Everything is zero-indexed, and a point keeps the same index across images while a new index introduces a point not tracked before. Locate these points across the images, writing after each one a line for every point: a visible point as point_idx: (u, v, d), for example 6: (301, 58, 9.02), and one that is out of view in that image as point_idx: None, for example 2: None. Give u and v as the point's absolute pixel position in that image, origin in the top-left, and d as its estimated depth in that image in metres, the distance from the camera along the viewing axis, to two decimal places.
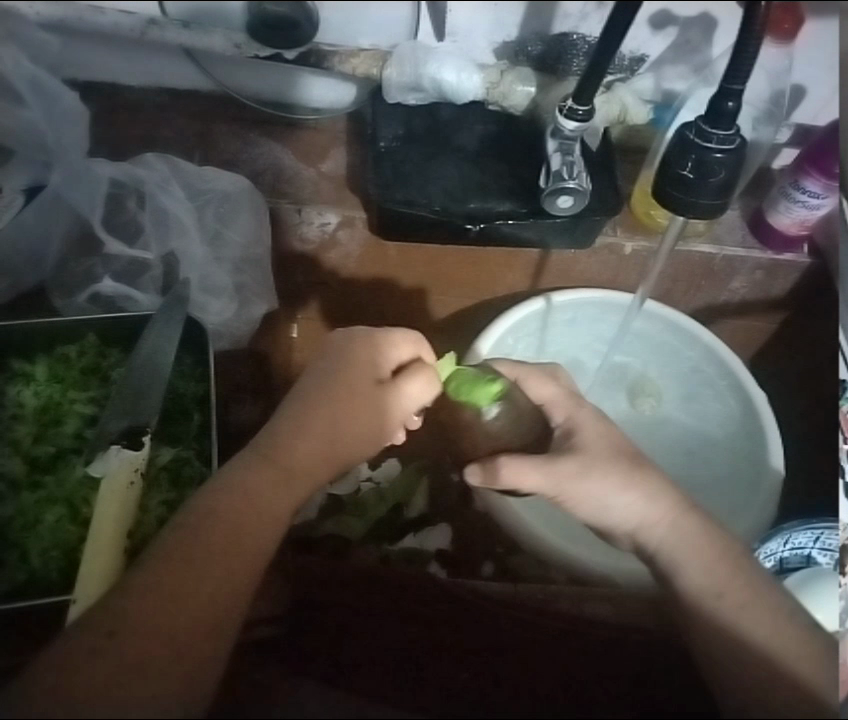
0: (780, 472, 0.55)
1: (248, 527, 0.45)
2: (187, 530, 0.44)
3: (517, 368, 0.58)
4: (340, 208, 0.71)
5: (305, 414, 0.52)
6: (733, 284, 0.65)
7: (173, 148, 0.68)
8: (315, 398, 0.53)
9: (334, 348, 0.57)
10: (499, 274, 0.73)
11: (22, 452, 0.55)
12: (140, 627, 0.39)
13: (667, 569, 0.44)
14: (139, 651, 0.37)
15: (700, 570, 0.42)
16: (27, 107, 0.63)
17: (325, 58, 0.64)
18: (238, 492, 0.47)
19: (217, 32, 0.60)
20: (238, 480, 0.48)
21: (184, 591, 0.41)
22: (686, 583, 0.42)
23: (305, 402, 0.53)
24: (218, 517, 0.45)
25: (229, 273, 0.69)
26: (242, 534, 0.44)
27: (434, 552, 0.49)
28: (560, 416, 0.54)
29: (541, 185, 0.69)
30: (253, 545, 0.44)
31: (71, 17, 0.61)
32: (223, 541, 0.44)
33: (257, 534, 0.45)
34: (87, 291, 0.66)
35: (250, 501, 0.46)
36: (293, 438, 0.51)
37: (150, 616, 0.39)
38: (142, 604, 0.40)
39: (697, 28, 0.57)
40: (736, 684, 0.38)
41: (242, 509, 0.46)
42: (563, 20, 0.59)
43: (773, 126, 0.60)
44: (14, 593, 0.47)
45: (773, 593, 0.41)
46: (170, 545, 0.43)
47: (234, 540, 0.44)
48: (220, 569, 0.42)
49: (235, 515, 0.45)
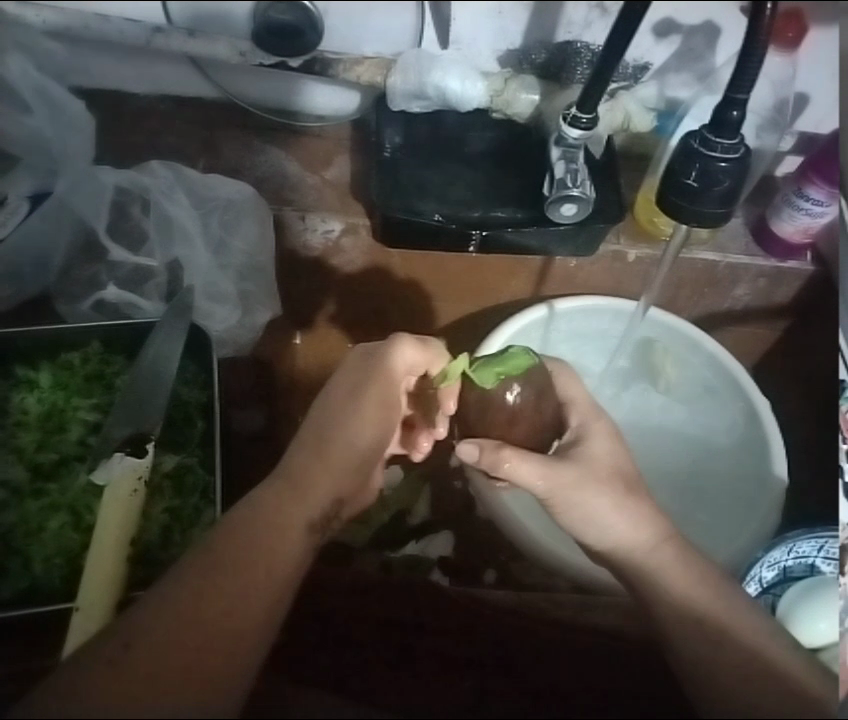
0: (785, 480, 0.56)
1: (264, 546, 0.45)
2: (203, 554, 0.45)
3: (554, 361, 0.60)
4: (343, 215, 0.69)
5: (326, 434, 0.53)
6: (736, 292, 0.64)
7: (178, 155, 0.67)
8: (330, 422, 0.54)
9: (354, 365, 0.58)
10: (503, 279, 0.72)
11: (25, 459, 0.56)
12: (152, 652, 0.39)
13: (666, 586, 0.45)
14: (152, 678, 0.38)
15: (703, 599, 0.44)
16: (32, 115, 0.64)
17: (329, 65, 0.64)
18: (253, 511, 0.48)
19: (222, 39, 0.60)
20: (254, 502, 0.48)
21: (198, 617, 0.41)
22: (689, 596, 0.44)
23: (323, 423, 0.54)
24: (234, 544, 0.46)
25: (232, 281, 0.70)
26: (259, 556, 0.44)
27: (436, 561, 0.48)
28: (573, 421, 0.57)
29: (545, 192, 0.67)
30: (268, 562, 0.44)
31: (77, 25, 0.60)
32: (239, 565, 0.44)
33: (275, 551, 0.45)
34: (91, 297, 0.67)
35: (266, 521, 0.47)
36: (312, 461, 0.51)
37: (164, 643, 0.39)
38: (156, 628, 0.40)
39: (701, 35, 0.57)
40: (724, 689, 0.37)
41: (258, 530, 0.46)
42: (567, 29, 0.61)
43: (777, 133, 0.62)
44: (19, 599, 0.48)
45: (754, 616, 0.43)
46: (186, 574, 0.44)
47: (249, 557, 0.44)
48: (237, 594, 0.42)
49: (249, 532, 0.46)
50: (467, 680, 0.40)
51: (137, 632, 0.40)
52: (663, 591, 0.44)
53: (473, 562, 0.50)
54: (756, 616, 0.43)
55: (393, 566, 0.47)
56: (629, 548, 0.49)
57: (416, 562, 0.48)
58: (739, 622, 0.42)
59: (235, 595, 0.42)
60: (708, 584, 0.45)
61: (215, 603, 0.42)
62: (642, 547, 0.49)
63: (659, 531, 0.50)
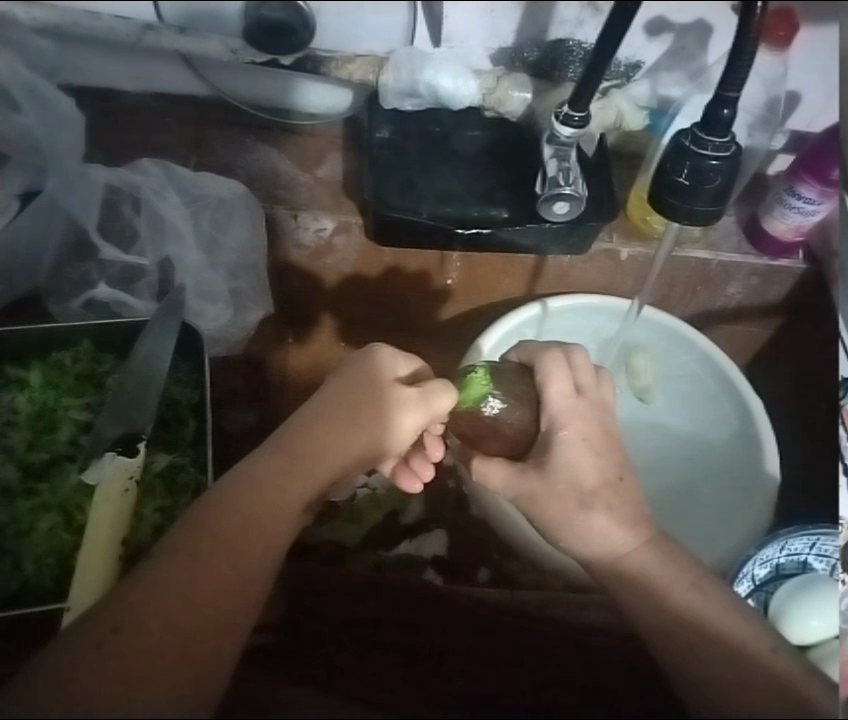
0: (778, 476, 0.55)
1: (256, 524, 0.46)
2: (190, 529, 0.46)
3: (538, 350, 0.59)
4: (337, 212, 0.70)
5: (339, 417, 0.53)
6: (729, 290, 0.67)
7: (170, 153, 0.67)
8: (331, 406, 0.53)
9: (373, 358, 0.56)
10: (496, 279, 0.73)
11: (16, 459, 0.54)
12: (139, 631, 0.39)
13: (649, 582, 0.44)
14: (140, 655, 0.37)
15: (689, 599, 0.43)
16: (23, 113, 0.62)
17: (321, 63, 0.66)
18: (243, 487, 0.48)
19: (215, 38, 0.64)
20: (248, 475, 0.49)
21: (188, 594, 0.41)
22: (677, 597, 0.43)
23: (342, 408, 0.53)
24: (226, 518, 0.46)
25: (222, 275, 0.67)
26: (251, 537, 0.45)
27: (430, 559, 0.50)
28: (541, 423, 0.55)
29: (536, 191, 0.67)
30: (258, 543, 0.45)
31: (66, 22, 0.66)
32: (232, 540, 0.45)
33: (265, 533, 0.46)
34: (82, 297, 0.64)
35: (259, 499, 0.48)
36: (323, 442, 0.51)
37: (155, 613, 0.40)
38: (142, 605, 0.40)
39: (693, 35, 0.60)
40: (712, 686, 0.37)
41: (250, 510, 0.47)
42: (559, 27, 0.64)
43: (768, 132, 0.63)
44: (8, 600, 0.47)
45: (743, 613, 0.42)
46: (174, 548, 0.44)
47: (238, 539, 0.45)
48: (228, 572, 0.43)
49: (239, 509, 0.47)
50: (461, 680, 0.40)
51: (124, 610, 0.40)
52: (650, 585, 0.44)
53: (465, 560, 0.50)
54: (746, 616, 0.42)
55: (385, 566, 0.48)
56: (600, 557, 0.48)
57: (409, 561, 0.49)
58: (732, 622, 0.41)
59: (224, 576, 0.43)
60: (697, 582, 0.44)
61: (203, 582, 0.43)
62: (619, 550, 0.48)
63: (645, 530, 0.49)
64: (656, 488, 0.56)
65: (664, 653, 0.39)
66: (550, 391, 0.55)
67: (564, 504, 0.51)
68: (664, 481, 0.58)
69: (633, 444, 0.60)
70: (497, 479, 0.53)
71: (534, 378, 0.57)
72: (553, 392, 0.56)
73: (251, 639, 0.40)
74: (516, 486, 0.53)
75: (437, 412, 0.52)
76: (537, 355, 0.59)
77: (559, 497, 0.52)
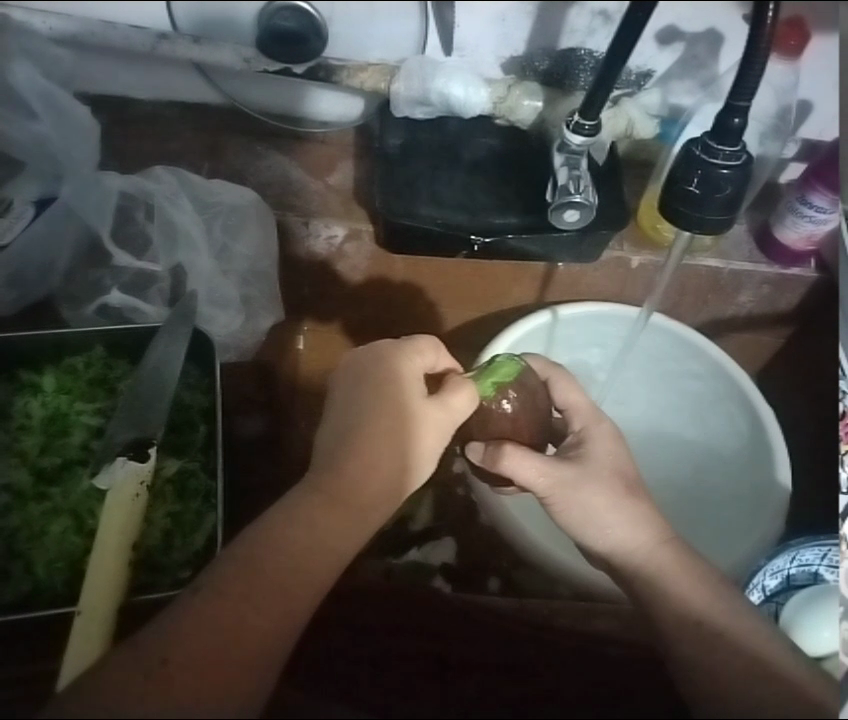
0: (788, 489, 0.56)
1: (309, 565, 0.44)
2: (231, 557, 0.44)
3: (550, 364, 0.58)
4: (348, 221, 0.67)
5: (369, 449, 0.50)
6: (740, 298, 0.65)
7: (182, 161, 0.68)
8: (356, 414, 0.51)
9: (386, 356, 0.54)
10: (507, 284, 0.68)
11: (29, 462, 0.55)
12: (180, 650, 0.39)
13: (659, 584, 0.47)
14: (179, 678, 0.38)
15: (698, 608, 0.45)
16: (38, 121, 0.66)
17: (334, 72, 0.68)
18: (283, 509, 0.47)
19: (228, 46, 0.66)
20: (299, 515, 0.46)
21: (237, 631, 0.40)
22: (688, 596, 0.46)
23: (359, 429, 0.51)
24: (286, 555, 0.44)
25: (235, 285, 0.66)
26: (296, 570, 0.43)
27: (439, 566, 0.47)
28: (575, 422, 0.57)
29: (548, 199, 0.67)
30: (307, 581, 0.43)
31: (83, 32, 0.69)
32: (265, 557, 0.44)
33: (300, 542, 0.45)
34: (94, 304, 0.63)
35: (292, 518, 0.46)
36: (349, 461, 0.49)
37: (197, 640, 0.39)
38: (183, 628, 0.40)
39: (704, 44, 0.63)
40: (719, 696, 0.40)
41: (284, 530, 0.45)
42: (570, 36, 0.67)
43: (780, 141, 0.66)
44: (19, 603, 0.47)
45: (753, 616, 0.45)
46: (221, 564, 0.44)
47: (274, 556, 0.44)
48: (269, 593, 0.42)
49: (278, 527, 0.45)
50: (470, 688, 0.41)
51: (156, 632, 0.40)
52: (663, 589, 0.47)
53: (473, 568, 0.48)
54: (756, 622, 0.45)
55: (395, 573, 0.46)
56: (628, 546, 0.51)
57: (418, 567, 0.47)
58: (739, 621, 0.44)
59: (267, 596, 0.42)
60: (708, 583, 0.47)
61: (245, 600, 0.42)
62: (641, 551, 0.50)
63: (656, 532, 0.52)
64: (669, 506, 0.58)
65: (685, 653, 0.42)
66: (572, 398, 0.57)
67: (592, 503, 0.54)
68: (674, 502, 0.59)
69: (638, 461, 0.63)
70: (530, 471, 0.53)
71: (553, 396, 0.57)
72: (574, 401, 0.57)
73: (288, 649, 0.41)
74: (544, 478, 0.53)
75: (459, 414, 0.51)
76: (551, 372, 0.57)
77: (583, 489, 0.54)
